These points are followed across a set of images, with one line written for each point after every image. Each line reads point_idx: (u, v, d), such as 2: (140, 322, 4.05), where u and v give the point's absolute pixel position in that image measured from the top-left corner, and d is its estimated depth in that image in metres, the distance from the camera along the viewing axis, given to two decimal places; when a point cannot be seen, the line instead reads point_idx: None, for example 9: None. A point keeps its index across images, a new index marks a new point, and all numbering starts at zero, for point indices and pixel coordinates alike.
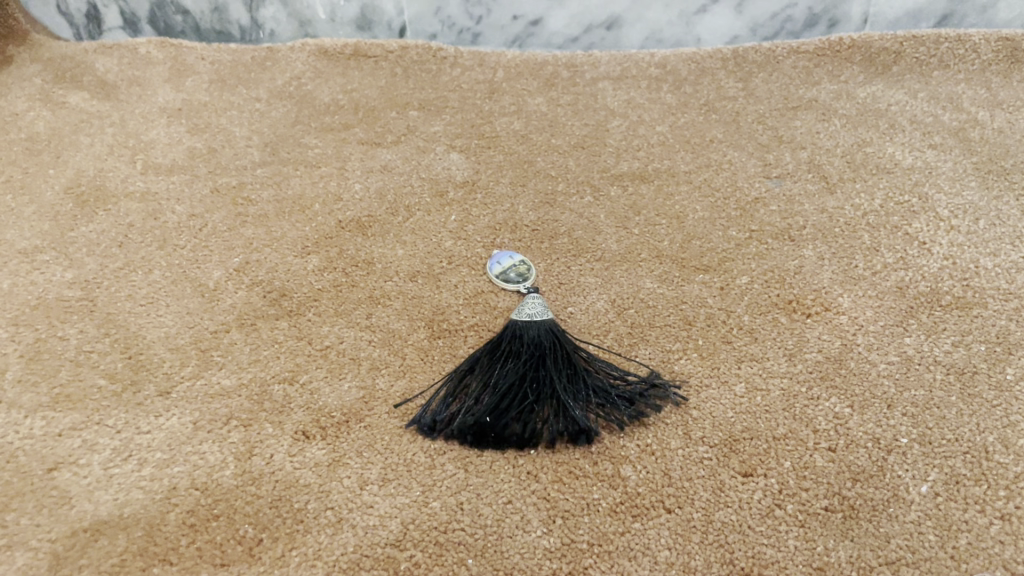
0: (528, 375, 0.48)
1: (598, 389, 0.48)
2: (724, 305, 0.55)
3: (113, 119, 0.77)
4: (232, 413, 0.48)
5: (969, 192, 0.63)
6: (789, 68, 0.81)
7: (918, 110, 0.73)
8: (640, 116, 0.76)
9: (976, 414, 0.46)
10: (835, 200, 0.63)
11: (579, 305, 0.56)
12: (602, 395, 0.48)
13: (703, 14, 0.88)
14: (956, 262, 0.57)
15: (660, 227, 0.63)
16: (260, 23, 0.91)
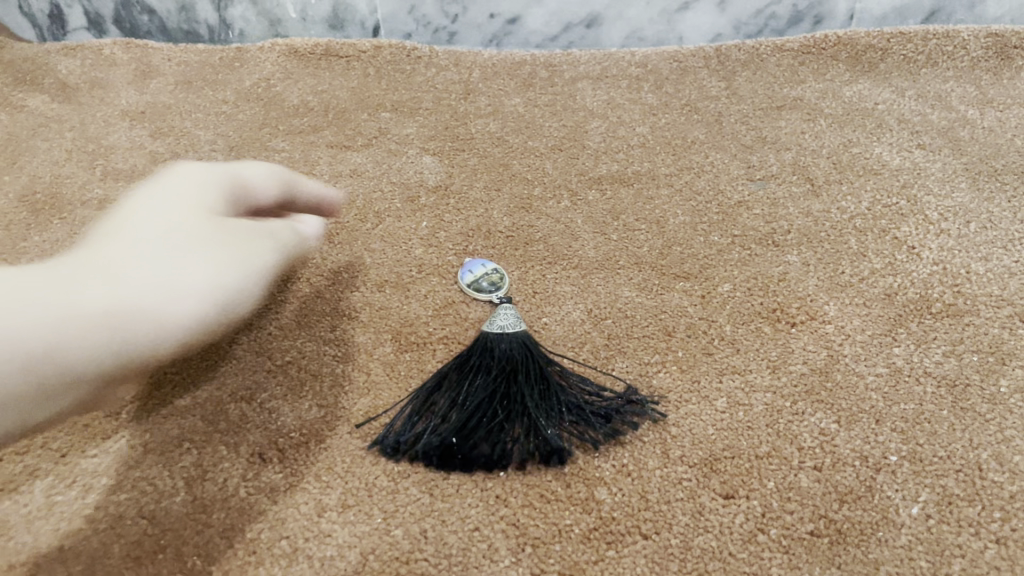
0: (497, 394, 0.46)
1: (572, 405, 0.46)
2: (705, 315, 0.52)
3: (73, 124, 0.74)
4: (185, 435, 0.46)
5: (959, 194, 0.61)
6: (774, 66, 0.79)
7: (905, 109, 0.71)
8: (620, 116, 0.74)
9: (969, 429, 0.44)
10: (821, 203, 0.61)
11: (554, 315, 0.53)
12: (576, 411, 0.45)
13: (686, 11, 0.85)
14: (947, 268, 0.54)
15: (640, 232, 0.60)
16: (229, 23, 0.88)
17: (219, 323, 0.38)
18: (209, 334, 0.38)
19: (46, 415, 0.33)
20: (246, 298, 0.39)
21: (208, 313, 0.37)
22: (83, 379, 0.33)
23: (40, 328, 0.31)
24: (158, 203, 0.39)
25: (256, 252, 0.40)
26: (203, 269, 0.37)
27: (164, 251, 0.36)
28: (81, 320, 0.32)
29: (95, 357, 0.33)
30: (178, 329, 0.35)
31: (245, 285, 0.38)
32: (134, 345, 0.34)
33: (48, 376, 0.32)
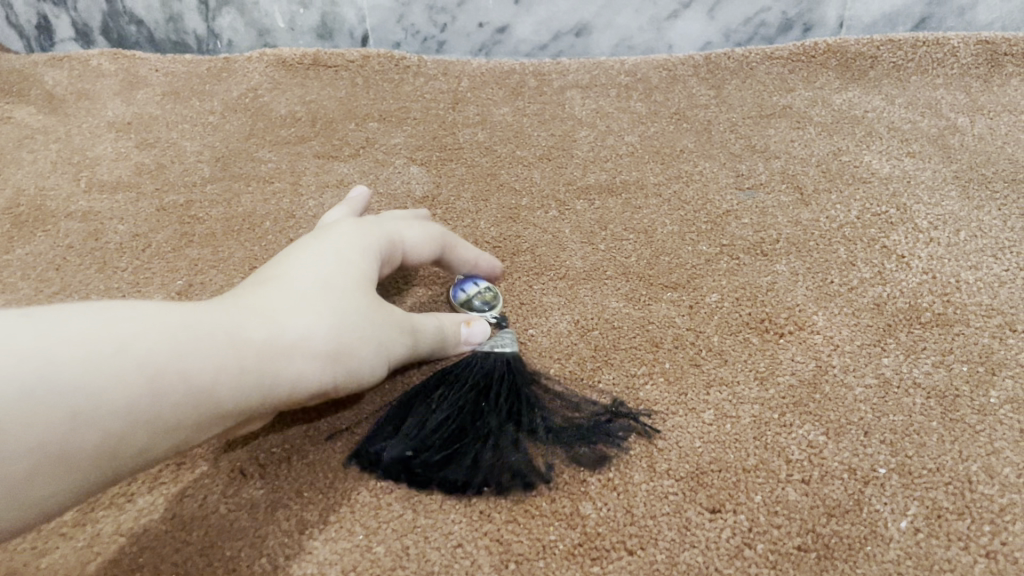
0: (467, 410, 0.45)
1: (552, 426, 0.45)
2: (692, 326, 0.52)
3: (59, 135, 0.74)
4: None
5: (950, 203, 0.60)
6: (763, 74, 0.78)
7: (895, 116, 0.71)
8: (608, 125, 0.73)
9: (958, 440, 0.43)
10: (810, 212, 0.61)
11: (540, 327, 0.53)
12: (556, 432, 0.44)
13: (675, 19, 0.84)
14: (936, 277, 0.54)
15: (627, 242, 0.60)
16: (217, 33, 0.88)
17: (346, 386, 0.39)
18: (336, 395, 0.40)
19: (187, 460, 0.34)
20: (376, 364, 0.40)
21: (339, 375, 0.38)
22: (226, 422, 0.34)
23: (197, 366, 0.32)
24: (319, 264, 0.41)
25: (391, 320, 0.41)
26: (345, 328, 0.38)
27: (315, 305, 0.38)
28: (234, 362, 0.34)
29: (240, 402, 0.34)
30: (313, 382, 0.37)
31: (375, 349, 0.40)
32: (269, 394, 0.35)
33: (200, 415, 0.33)
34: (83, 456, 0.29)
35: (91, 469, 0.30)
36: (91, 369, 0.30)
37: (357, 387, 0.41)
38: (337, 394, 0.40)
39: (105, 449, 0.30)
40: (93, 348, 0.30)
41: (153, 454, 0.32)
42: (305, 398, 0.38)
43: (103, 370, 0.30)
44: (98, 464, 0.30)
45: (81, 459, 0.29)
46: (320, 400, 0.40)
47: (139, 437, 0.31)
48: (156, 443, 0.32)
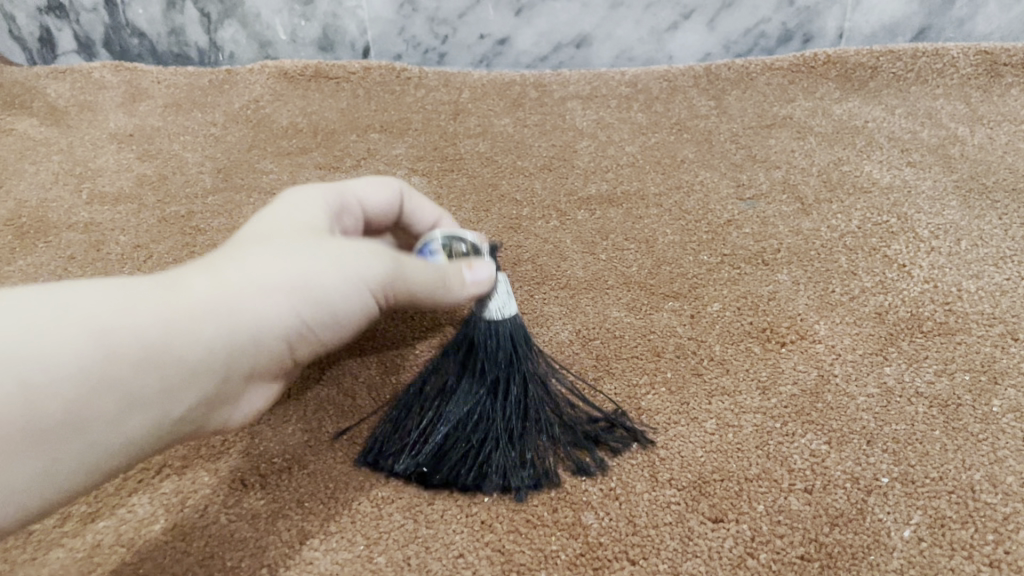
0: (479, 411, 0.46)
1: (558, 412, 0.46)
2: (694, 335, 0.52)
3: (61, 147, 0.74)
4: (166, 461, 0.45)
5: (951, 212, 0.60)
6: (763, 85, 0.79)
7: (895, 126, 0.71)
8: (609, 136, 0.74)
9: (961, 449, 0.43)
10: (811, 222, 0.61)
11: (541, 336, 0.53)
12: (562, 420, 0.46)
13: (675, 30, 0.84)
14: (938, 286, 0.54)
15: (628, 252, 0.60)
16: (219, 45, 0.88)
17: (327, 324, 0.39)
18: (319, 335, 0.39)
19: (171, 425, 0.34)
20: (354, 296, 0.38)
21: (312, 315, 0.37)
22: (196, 381, 0.34)
23: (146, 322, 0.32)
24: (266, 221, 0.40)
25: (370, 248, 0.39)
26: (309, 266, 0.37)
27: (276, 247, 0.37)
28: (190, 314, 0.33)
29: (203, 356, 0.34)
30: (281, 324, 0.36)
31: (353, 278, 0.38)
32: (234, 345, 0.35)
33: (159, 375, 0.32)
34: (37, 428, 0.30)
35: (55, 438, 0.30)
36: (27, 339, 0.30)
37: (342, 324, 0.40)
38: (320, 335, 0.39)
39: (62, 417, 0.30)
40: (30, 319, 0.30)
41: (123, 421, 0.32)
42: (280, 343, 0.37)
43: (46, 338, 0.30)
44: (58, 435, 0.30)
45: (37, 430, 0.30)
46: (305, 344, 0.39)
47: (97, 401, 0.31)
48: (119, 409, 0.32)
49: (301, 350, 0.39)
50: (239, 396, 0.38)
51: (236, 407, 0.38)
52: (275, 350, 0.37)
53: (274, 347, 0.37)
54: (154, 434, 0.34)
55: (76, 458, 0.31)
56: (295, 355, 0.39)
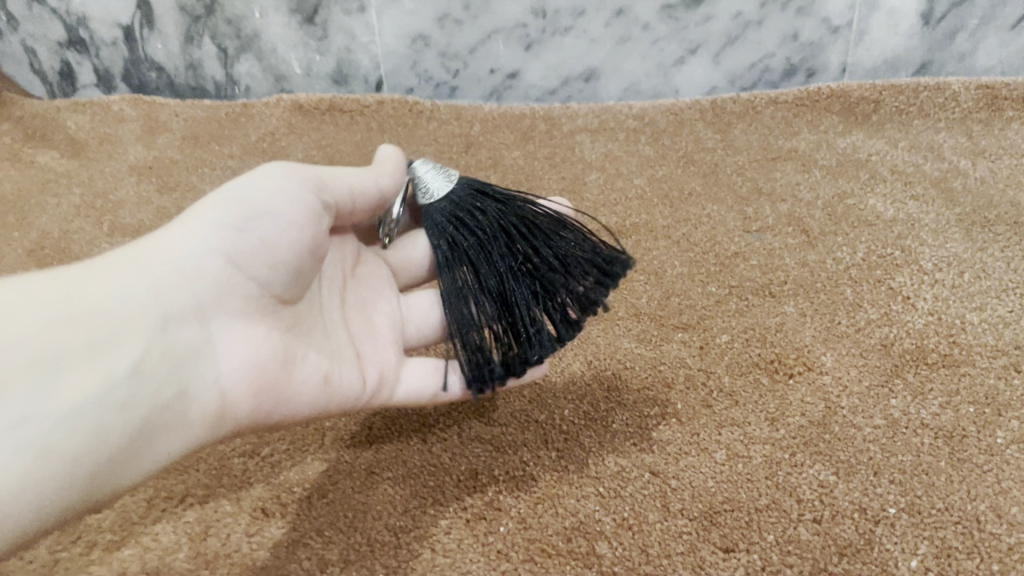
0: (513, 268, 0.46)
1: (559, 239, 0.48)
2: (703, 367, 0.53)
3: (81, 179, 0.76)
4: (189, 490, 0.47)
5: (953, 245, 0.62)
6: (768, 118, 0.80)
7: (899, 159, 0.72)
8: (618, 168, 0.75)
9: (967, 480, 0.44)
10: (817, 254, 0.62)
11: (555, 367, 0.54)
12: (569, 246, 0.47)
13: (681, 65, 0.85)
14: (941, 318, 0.55)
15: (638, 283, 0.61)
16: (235, 79, 0.90)
17: (253, 240, 0.40)
18: (252, 267, 0.40)
19: (125, 390, 0.34)
20: (263, 202, 0.41)
21: (224, 238, 0.39)
22: (120, 337, 0.35)
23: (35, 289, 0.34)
24: None
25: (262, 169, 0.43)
26: (190, 214, 0.40)
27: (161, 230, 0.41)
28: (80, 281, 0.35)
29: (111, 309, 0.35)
30: (189, 263, 0.38)
31: (254, 185, 0.41)
32: (145, 295, 0.37)
33: (73, 328, 0.33)
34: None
35: None
36: None
37: (277, 239, 0.41)
38: (254, 270, 0.40)
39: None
40: None
41: (57, 384, 0.32)
42: (209, 287, 0.39)
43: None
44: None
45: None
46: (244, 287, 0.40)
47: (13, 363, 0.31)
48: (42, 370, 0.32)
49: (242, 302, 0.40)
50: (199, 366, 0.38)
51: (205, 382, 0.38)
52: (204, 299, 0.38)
53: (202, 295, 0.38)
54: (107, 402, 0.33)
55: (23, 435, 0.30)
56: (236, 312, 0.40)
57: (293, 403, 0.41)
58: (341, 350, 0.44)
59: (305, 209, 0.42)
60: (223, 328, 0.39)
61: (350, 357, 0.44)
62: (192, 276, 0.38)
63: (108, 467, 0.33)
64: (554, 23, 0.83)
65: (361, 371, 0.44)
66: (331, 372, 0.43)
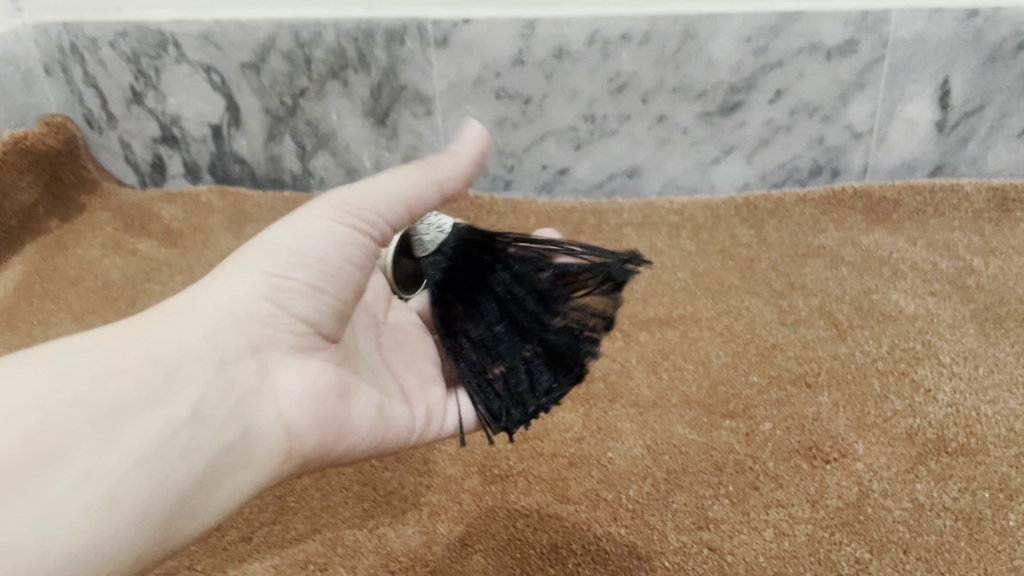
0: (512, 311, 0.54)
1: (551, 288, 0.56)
2: (750, 452, 0.60)
3: (180, 268, 0.85)
4: (309, 557, 0.54)
5: (968, 339, 0.69)
6: (798, 215, 0.88)
7: (917, 257, 0.80)
8: (662, 262, 0.83)
9: (984, 558, 0.51)
10: (846, 347, 0.70)
11: (617, 450, 0.61)
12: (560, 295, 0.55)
13: (717, 163, 0.94)
14: (959, 409, 0.62)
15: (687, 371, 0.69)
16: (311, 171, 0.99)
17: (297, 283, 0.47)
18: (300, 306, 0.47)
19: (183, 440, 0.40)
20: (310, 241, 0.48)
21: (268, 285, 0.46)
22: (179, 385, 0.41)
23: (96, 349, 0.40)
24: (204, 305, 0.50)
25: (310, 204, 0.49)
26: (239, 263, 0.47)
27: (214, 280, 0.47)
28: (138, 337, 0.41)
29: (164, 364, 0.41)
30: (238, 312, 0.45)
31: (299, 227, 0.48)
32: (197, 347, 0.43)
33: (135, 383, 0.39)
34: (29, 450, 0.35)
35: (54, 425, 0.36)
36: None
37: (320, 280, 0.48)
38: (299, 308, 0.47)
39: (47, 439, 0.36)
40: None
41: (119, 437, 0.38)
42: (257, 331, 0.45)
43: (12, 380, 0.37)
44: (53, 462, 0.35)
45: (33, 456, 0.35)
46: (295, 327, 0.47)
47: (77, 419, 0.37)
48: (109, 421, 0.38)
49: (287, 343, 0.47)
50: (259, 406, 0.44)
51: (260, 424, 0.44)
52: (253, 344, 0.45)
53: (251, 341, 0.45)
54: (170, 452, 0.39)
55: (99, 486, 0.36)
56: (284, 353, 0.46)
57: (356, 435, 0.48)
58: (391, 389, 0.52)
59: (346, 245, 0.49)
60: (275, 370, 0.46)
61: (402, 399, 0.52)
62: (243, 322, 0.45)
63: (174, 511, 0.39)
64: (602, 127, 0.92)
65: (414, 407, 0.52)
66: (386, 405, 0.51)
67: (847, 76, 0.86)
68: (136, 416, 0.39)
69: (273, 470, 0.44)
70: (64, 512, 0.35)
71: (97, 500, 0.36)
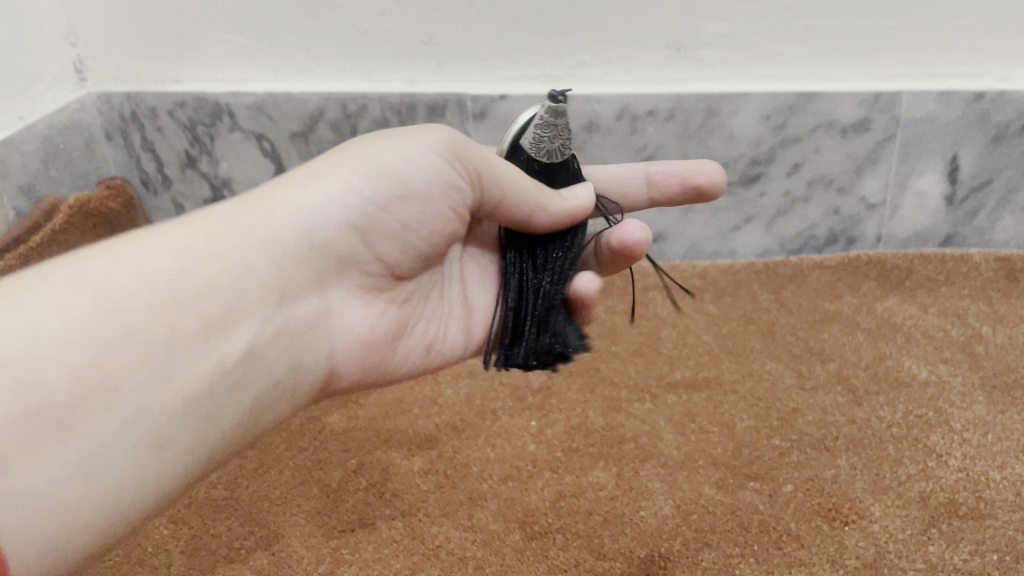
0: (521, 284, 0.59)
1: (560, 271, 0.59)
2: (773, 513, 0.64)
3: None
4: None
5: (978, 406, 0.74)
6: (816, 281, 0.93)
7: (930, 324, 0.85)
8: (687, 324, 0.89)
9: None
10: (863, 412, 0.74)
11: (649, 509, 0.65)
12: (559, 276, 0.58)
13: (738, 231, 0.99)
14: (969, 475, 0.66)
15: (712, 434, 0.73)
16: None
17: (391, 222, 0.53)
18: (374, 239, 0.53)
19: (236, 372, 0.45)
20: (405, 181, 0.52)
21: (349, 211, 0.51)
22: (235, 320, 0.45)
23: (160, 273, 0.43)
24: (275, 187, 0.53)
25: (432, 135, 0.54)
26: (318, 181, 0.51)
27: (288, 183, 0.51)
28: (198, 260, 0.44)
29: (225, 297, 0.45)
30: (312, 240, 0.49)
31: (410, 160, 0.53)
32: (263, 277, 0.47)
33: (196, 315, 0.43)
34: (87, 387, 0.38)
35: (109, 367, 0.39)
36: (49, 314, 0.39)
37: (411, 222, 0.54)
38: (370, 241, 0.52)
39: (103, 379, 0.39)
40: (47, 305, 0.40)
41: (176, 374, 0.42)
42: (326, 258, 0.51)
43: (71, 306, 0.40)
44: (111, 402, 0.39)
45: (94, 390, 0.39)
46: (366, 256, 0.53)
47: (138, 351, 0.40)
48: (168, 357, 0.41)
49: (344, 271, 0.52)
50: (313, 335, 0.51)
51: (309, 355, 0.50)
52: (315, 275, 0.50)
53: (314, 274, 0.50)
54: (223, 385, 0.44)
55: (155, 427, 0.41)
56: (338, 283, 0.53)
57: (401, 366, 0.59)
58: (451, 312, 0.61)
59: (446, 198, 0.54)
60: (337, 298, 0.53)
61: (459, 319, 0.62)
62: (316, 246, 0.50)
63: (217, 444, 0.44)
64: None
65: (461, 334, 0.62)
66: (434, 340, 0.60)
67: (860, 152, 0.92)
68: (190, 351, 0.43)
69: (309, 393, 0.51)
70: (117, 450, 0.39)
71: (149, 438, 0.40)
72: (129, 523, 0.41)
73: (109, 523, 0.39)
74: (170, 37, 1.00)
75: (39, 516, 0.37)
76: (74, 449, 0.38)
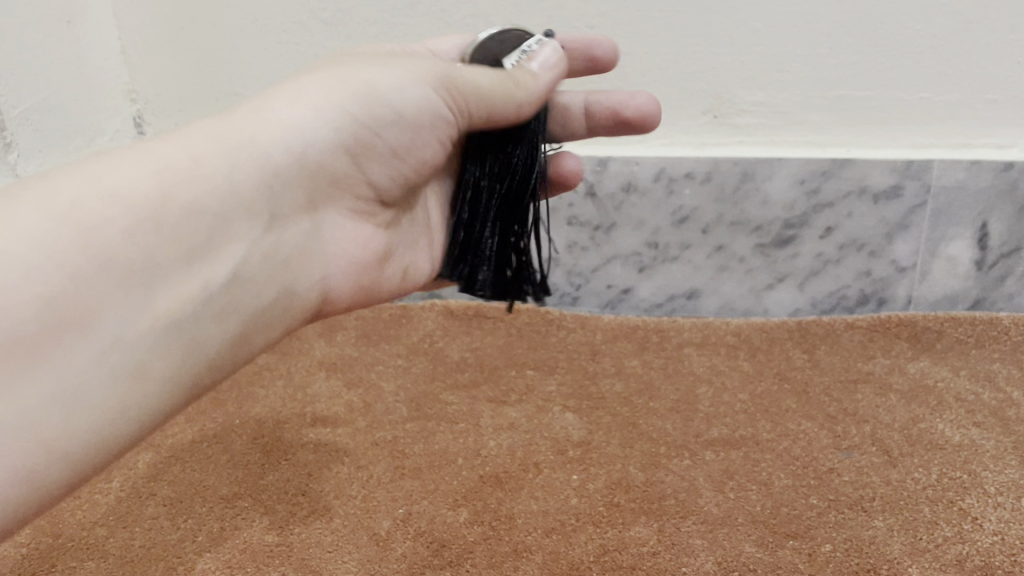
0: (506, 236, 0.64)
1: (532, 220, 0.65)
2: (814, 572, 0.65)
3: (281, 374, 0.98)
4: None
5: (1012, 470, 0.75)
6: (847, 341, 0.96)
7: (962, 386, 0.87)
8: (722, 381, 0.91)
9: None
10: (898, 473, 0.76)
11: (691, 565, 0.66)
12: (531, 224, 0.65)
13: (771, 289, 1.02)
14: (1005, 538, 0.67)
15: (751, 492, 0.75)
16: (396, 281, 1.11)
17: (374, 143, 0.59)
18: (361, 161, 0.60)
19: (217, 294, 0.53)
20: (395, 100, 0.59)
21: (342, 135, 0.58)
22: (214, 246, 0.52)
23: (138, 198, 0.49)
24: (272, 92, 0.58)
25: (422, 68, 0.60)
26: (310, 103, 0.57)
27: (280, 100, 0.57)
28: (179, 186, 0.50)
29: (208, 220, 0.52)
30: (305, 159, 0.56)
31: (396, 86, 0.59)
32: (247, 197, 0.54)
33: (177, 244, 0.50)
34: (64, 320, 0.45)
35: (87, 297, 0.46)
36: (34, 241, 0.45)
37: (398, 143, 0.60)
38: (357, 165, 0.60)
39: (82, 307, 0.46)
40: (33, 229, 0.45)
41: (153, 301, 0.49)
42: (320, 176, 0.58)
43: (56, 234, 0.45)
44: (90, 330, 0.46)
45: (71, 318, 0.45)
46: (349, 176, 0.60)
47: (118, 278, 0.47)
48: (147, 281, 0.49)
49: (331, 194, 0.60)
50: (308, 257, 0.60)
51: (302, 280, 0.60)
52: (305, 198, 0.58)
53: (305, 198, 0.58)
54: (204, 309, 0.52)
55: (136, 354, 0.48)
56: (330, 205, 0.61)
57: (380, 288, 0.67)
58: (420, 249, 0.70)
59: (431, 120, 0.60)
60: (328, 221, 0.61)
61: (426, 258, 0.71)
62: (305, 162, 0.56)
63: (203, 365, 0.53)
64: (664, 253, 1.02)
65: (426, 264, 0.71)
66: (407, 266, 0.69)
67: (893, 217, 0.95)
68: (172, 278, 0.50)
69: (304, 310, 0.61)
70: (99, 376, 0.47)
71: (130, 362, 0.48)
72: (120, 443, 0.49)
73: (101, 445, 0.47)
74: (226, 96, 1.05)
75: (21, 446, 0.43)
76: (55, 378, 0.45)
